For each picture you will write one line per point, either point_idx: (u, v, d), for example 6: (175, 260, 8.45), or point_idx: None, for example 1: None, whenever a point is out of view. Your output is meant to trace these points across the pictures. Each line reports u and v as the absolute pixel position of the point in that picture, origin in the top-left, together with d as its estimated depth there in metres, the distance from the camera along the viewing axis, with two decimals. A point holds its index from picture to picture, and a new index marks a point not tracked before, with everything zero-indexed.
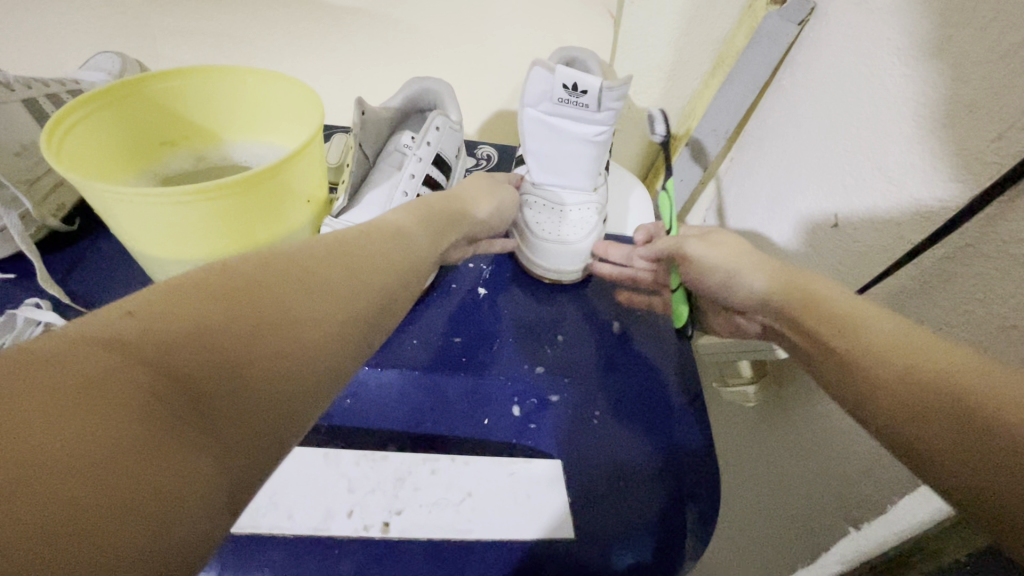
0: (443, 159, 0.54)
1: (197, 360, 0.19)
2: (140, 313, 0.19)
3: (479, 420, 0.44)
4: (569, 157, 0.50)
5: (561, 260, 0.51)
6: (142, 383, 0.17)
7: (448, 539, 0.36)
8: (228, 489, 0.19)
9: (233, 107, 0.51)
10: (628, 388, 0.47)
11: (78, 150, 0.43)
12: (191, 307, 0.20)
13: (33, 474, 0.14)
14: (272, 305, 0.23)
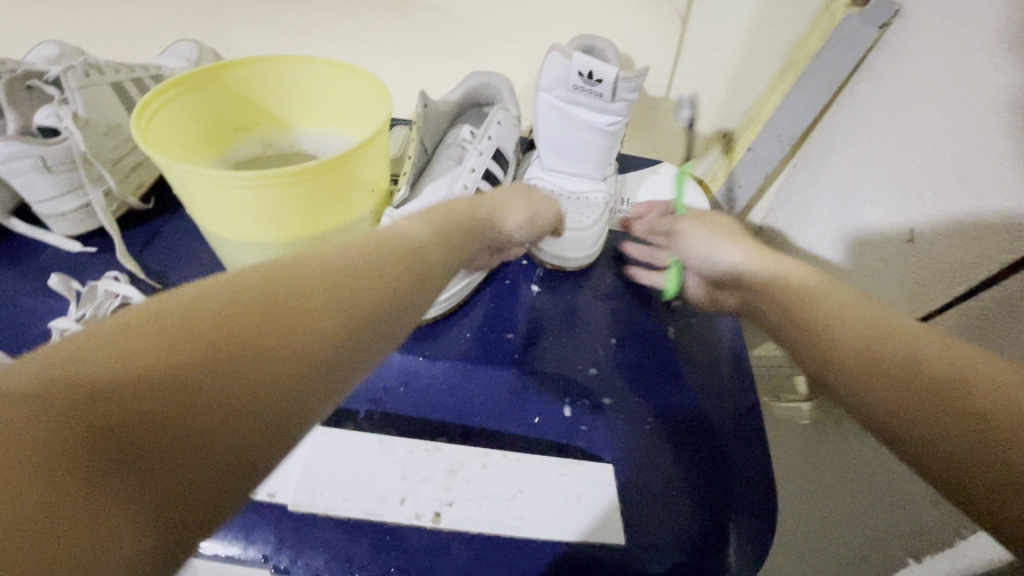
0: (502, 154, 0.54)
1: (130, 405, 0.17)
2: (74, 344, 0.17)
3: (529, 419, 0.43)
4: (580, 144, 0.52)
5: (564, 246, 0.51)
6: (54, 440, 0.15)
7: (499, 534, 0.36)
8: (164, 547, 0.17)
9: (302, 96, 0.52)
10: (684, 397, 0.45)
11: (161, 131, 0.45)
12: (140, 330, 0.18)
13: None
14: (253, 316, 0.20)
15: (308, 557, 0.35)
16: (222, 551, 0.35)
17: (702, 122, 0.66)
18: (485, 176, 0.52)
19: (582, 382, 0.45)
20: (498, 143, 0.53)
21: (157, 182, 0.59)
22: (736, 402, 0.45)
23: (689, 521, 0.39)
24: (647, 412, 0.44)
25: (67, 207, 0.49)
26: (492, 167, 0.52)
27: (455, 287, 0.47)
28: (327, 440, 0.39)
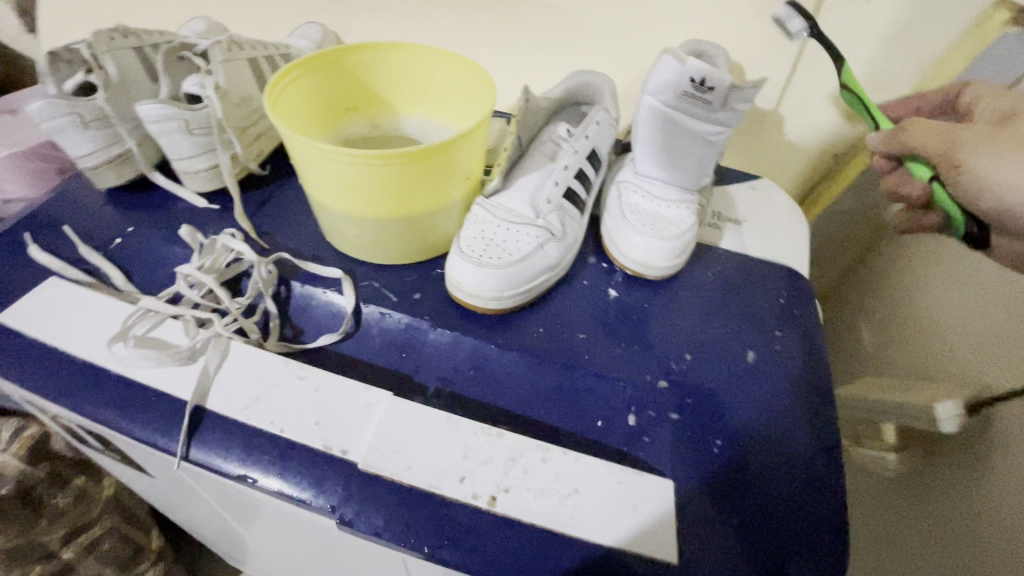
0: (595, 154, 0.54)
1: None
2: None
3: (592, 422, 0.43)
4: (679, 151, 0.51)
5: (648, 252, 0.50)
6: None
7: (551, 528, 0.37)
8: None
9: (412, 83, 0.55)
10: (756, 424, 0.44)
11: (289, 104, 0.49)
12: None
13: None
14: None
15: (369, 515, 0.38)
16: (300, 494, 0.39)
17: (812, 140, 0.63)
18: (576, 175, 0.52)
19: (651, 394, 0.45)
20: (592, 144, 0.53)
21: (273, 152, 0.64)
22: (813, 439, 0.43)
23: (752, 550, 0.37)
24: (715, 433, 0.43)
25: (200, 166, 0.55)
26: (583, 166, 0.53)
27: (532, 282, 0.48)
28: (398, 408, 0.41)
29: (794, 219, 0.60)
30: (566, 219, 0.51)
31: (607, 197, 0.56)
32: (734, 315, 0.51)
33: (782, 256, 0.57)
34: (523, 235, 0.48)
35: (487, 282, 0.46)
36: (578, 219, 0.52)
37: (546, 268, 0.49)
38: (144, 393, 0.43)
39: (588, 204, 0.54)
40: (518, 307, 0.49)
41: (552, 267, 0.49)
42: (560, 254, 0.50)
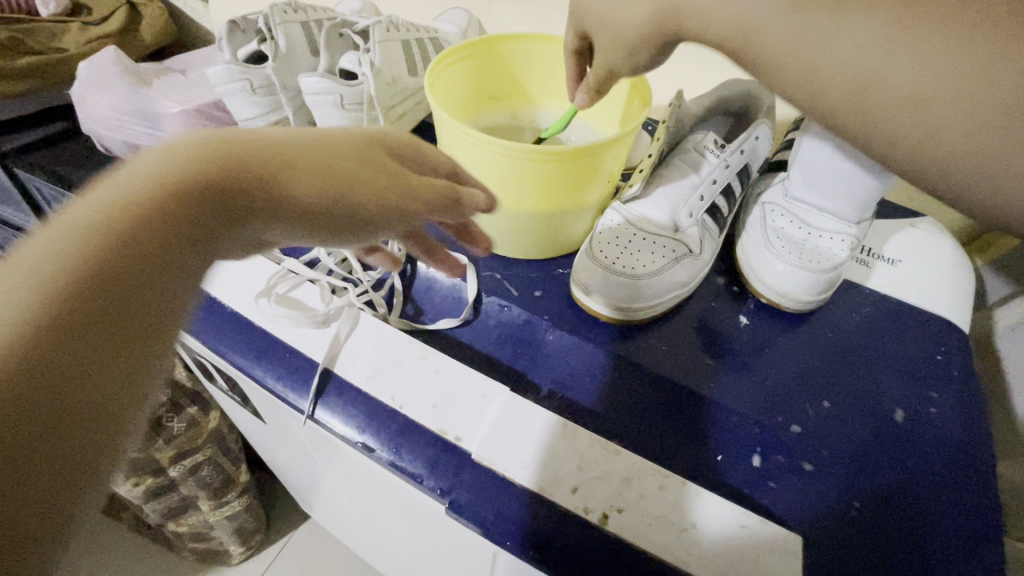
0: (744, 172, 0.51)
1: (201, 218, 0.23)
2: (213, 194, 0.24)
3: (712, 455, 0.40)
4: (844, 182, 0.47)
5: (789, 282, 0.46)
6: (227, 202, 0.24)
7: (662, 560, 0.35)
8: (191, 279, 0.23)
9: (560, 78, 0.55)
10: (902, 492, 0.39)
11: (445, 89, 0.49)
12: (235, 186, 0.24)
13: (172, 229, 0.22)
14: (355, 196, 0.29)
15: (477, 507, 0.38)
16: (411, 471, 0.40)
17: None
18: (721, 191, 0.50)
19: (781, 436, 0.41)
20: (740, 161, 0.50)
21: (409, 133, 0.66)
22: (975, 522, 0.38)
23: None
24: (853, 493, 0.39)
25: None
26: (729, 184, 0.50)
27: (663, 299, 0.46)
28: (516, 405, 0.41)
29: (959, 267, 0.53)
30: (705, 237, 0.49)
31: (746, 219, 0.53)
32: (882, 366, 0.46)
33: (943, 306, 0.51)
34: (660, 248, 0.47)
35: (618, 294, 0.45)
36: (717, 238, 0.49)
37: (679, 287, 0.47)
38: (281, 347, 0.46)
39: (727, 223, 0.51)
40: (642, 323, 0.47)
41: (685, 285, 0.47)
42: (694, 273, 0.47)
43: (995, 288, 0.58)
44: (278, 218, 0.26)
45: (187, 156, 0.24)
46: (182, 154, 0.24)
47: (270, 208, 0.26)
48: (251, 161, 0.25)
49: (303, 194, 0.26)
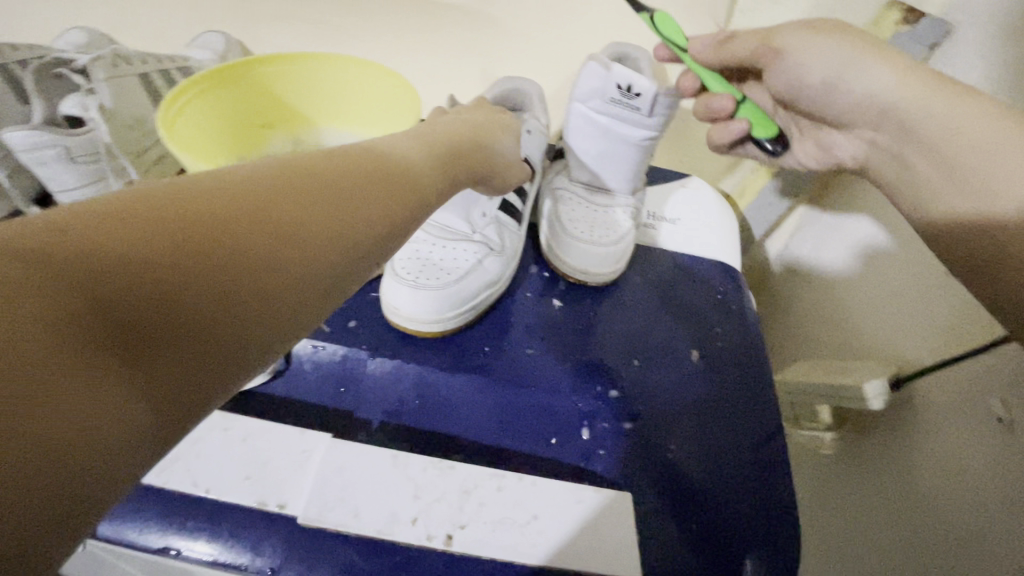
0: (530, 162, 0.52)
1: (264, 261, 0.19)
2: (274, 227, 0.20)
3: (546, 440, 0.42)
4: (613, 155, 0.51)
5: (586, 260, 0.50)
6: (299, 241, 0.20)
7: (511, 561, 0.35)
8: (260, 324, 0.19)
9: (333, 97, 0.52)
10: (705, 423, 0.44)
11: (189, 132, 0.44)
12: (304, 214, 0.21)
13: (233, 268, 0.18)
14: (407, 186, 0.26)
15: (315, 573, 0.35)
16: (231, 561, 0.35)
17: None
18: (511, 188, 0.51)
19: (603, 403, 0.44)
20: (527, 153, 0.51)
21: (179, 175, 0.58)
22: (761, 431, 0.44)
23: (711, 546, 0.38)
24: (670, 439, 0.43)
25: (88, 198, 0.49)
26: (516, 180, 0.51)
27: (474, 297, 0.46)
28: (340, 450, 0.38)
29: (725, 214, 0.61)
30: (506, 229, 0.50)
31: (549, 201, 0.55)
32: (675, 315, 0.52)
33: (716, 252, 0.58)
34: (460, 250, 0.47)
35: (424, 308, 0.44)
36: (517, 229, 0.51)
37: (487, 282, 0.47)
38: None
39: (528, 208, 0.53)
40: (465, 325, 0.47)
41: (495, 279, 0.47)
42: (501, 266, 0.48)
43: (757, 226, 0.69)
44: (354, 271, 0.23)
45: (271, 167, 0.22)
46: (254, 172, 0.21)
47: (335, 286, 0.22)
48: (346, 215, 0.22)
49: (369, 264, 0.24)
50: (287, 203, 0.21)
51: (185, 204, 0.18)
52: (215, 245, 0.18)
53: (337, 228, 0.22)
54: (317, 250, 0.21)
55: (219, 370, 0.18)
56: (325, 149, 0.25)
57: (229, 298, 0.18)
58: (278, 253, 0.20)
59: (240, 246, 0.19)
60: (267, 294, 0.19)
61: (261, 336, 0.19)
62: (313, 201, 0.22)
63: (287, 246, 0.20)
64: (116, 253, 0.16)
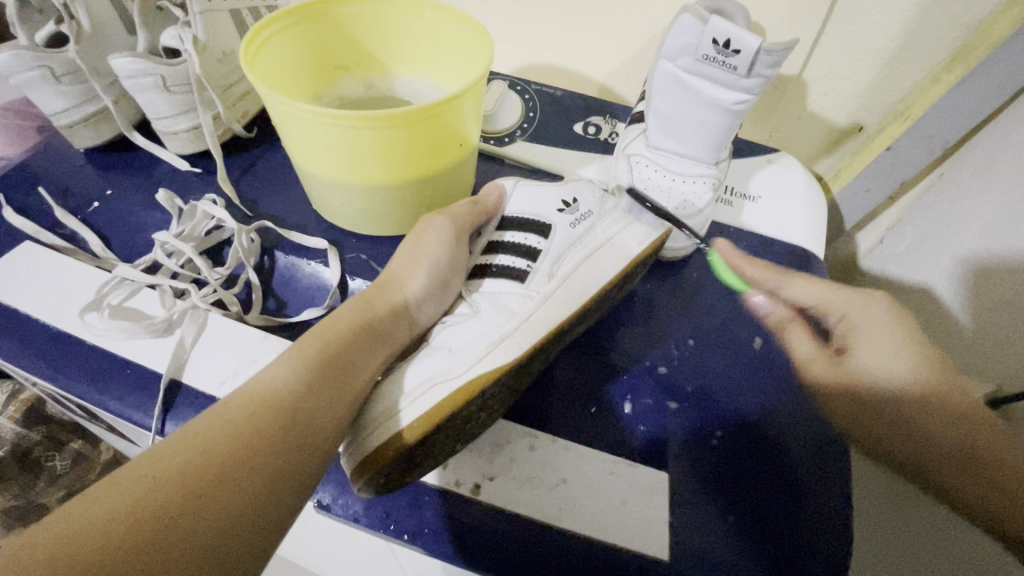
0: (532, 222, 0.43)
1: (286, 436, 0.29)
2: (258, 414, 0.29)
3: (585, 409, 0.41)
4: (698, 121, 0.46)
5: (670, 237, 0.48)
6: (238, 407, 0.30)
7: (535, 519, 0.35)
8: (301, 463, 0.29)
9: (407, 43, 0.51)
10: (760, 415, 0.41)
11: (268, 69, 0.45)
12: (283, 401, 0.30)
13: (249, 447, 0.28)
14: (329, 330, 0.36)
15: (348, 499, 0.37)
16: None
17: (837, 112, 0.61)
18: (508, 248, 0.43)
19: (648, 379, 0.42)
20: (531, 213, 0.43)
21: (261, 113, 0.61)
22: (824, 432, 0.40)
23: (755, 542, 0.35)
24: (718, 427, 0.40)
25: (180, 127, 0.52)
26: (509, 238, 0.43)
27: (421, 403, 0.34)
28: None
29: (813, 197, 0.56)
30: (498, 307, 0.40)
31: (575, 289, 0.40)
32: (739, 298, 0.48)
33: (797, 236, 0.53)
34: (422, 384, 0.35)
35: (369, 404, 0.35)
36: (524, 290, 0.41)
37: (439, 373, 0.35)
38: (119, 363, 0.41)
39: (549, 294, 0.40)
40: (397, 449, 0.31)
41: (452, 369, 0.35)
42: (469, 356, 0.36)
43: (850, 214, 0.63)
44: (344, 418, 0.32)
45: (216, 408, 0.30)
46: (240, 412, 0.29)
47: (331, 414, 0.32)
48: (299, 394, 0.31)
49: (333, 422, 0.32)
50: (209, 435, 0.28)
51: (184, 463, 0.26)
52: (173, 496, 0.25)
53: (288, 409, 0.30)
54: (311, 422, 0.31)
55: (292, 491, 0.28)
56: (237, 390, 0.31)
57: (244, 481, 0.27)
58: (242, 464, 0.27)
59: (268, 454, 0.28)
60: (298, 447, 0.29)
61: (289, 507, 0.28)
62: (223, 412, 0.29)
63: (220, 461, 0.27)
64: (169, 500, 0.24)
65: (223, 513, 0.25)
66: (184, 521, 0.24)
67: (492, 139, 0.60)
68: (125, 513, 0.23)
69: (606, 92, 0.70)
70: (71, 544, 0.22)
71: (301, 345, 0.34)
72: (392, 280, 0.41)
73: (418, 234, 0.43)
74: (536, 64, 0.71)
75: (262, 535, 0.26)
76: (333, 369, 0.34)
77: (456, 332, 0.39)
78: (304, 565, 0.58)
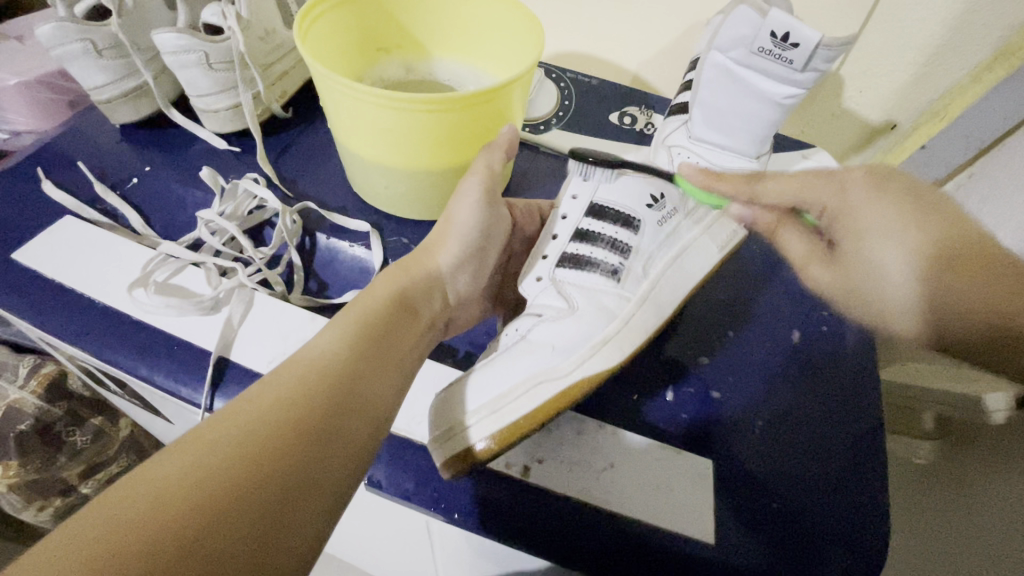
0: (619, 214, 0.42)
1: (336, 408, 0.30)
2: (307, 385, 0.30)
3: (630, 396, 0.42)
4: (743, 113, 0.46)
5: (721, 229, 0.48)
6: (287, 378, 0.30)
7: (587, 501, 0.36)
8: (352, 434, 0.30)
9: (451, 27, 0.51)
10: (799, 403, 0.42)
11: (317, 48, 0.45)
12: (330, 374, 0.31)
13: (303, 419, 0.28)
14: (372, 303, 0.37)
15: (399, 478, 0.38)
16: None
17: (871, 109, 0.61)
18: (588, 238, 0.41)
19: (695, 371, 0.43)
20: (620, 205, 0.42)
21: (297, 93, 0.60)
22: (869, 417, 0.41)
23: (794, 525, 0.36)
24: (759, 416, 0.41)
25: (221, 105, 0.52)
26: (589, 226, 0.41)
27: (520, 407, 0.35)
28: (438, 369, 0.42)
29: None
30: (596, 305, 0.39)
31: (664, 294, 0.42)
32: (778, 291, 0.49)
33: None
34: (529, 388, 0.35)
35: (467, 394, 0.36)
36: (619, 290, 0.41)
37: (544, 372, 0.36)
38: (166, 340, 0.42)
39: (645, 296, 0.41)
40: (500, 447, 0.34)
41: (556, 370, 0.36)
42: (572, 356, 0.37)
43: None
44: (387, 391, 0.33)
45: (265, 380, 0.30)
46: (289, 383, 0.30)
47: (374, 387, 0.32)
48: (343, 367, 0.32)
49: (377, 395, 0.32)
50: (259, 403, 0.28)
51: (241, 433, 0.27)
52: (233, 466, 0.25)
53: (334, 381, 0.31)
54: (358, 394, 0.31)
55: (345, 461, 0.29)
56: (285, 362, 0.31)
57: (302, 451, 0.27)
58: (296, 434, 0.28)
59: (320, 425, 0.29)
60: (347, 419, 0.30)
61: (346, 476, 0.28)
62: (272, 381, 0.30)
63: (276, 432, 0.27)
64: (231, 471, 0.25)
65: (281, 482, 0.26)
66: (246, 491, 0.25)
67: (528, 126, 0.60)
68: (190, 486, 0.24)
69: (638, 82, 0.69)
70: (138, 513, 0.23)
71: (345, 319, 0.35)
72: (429, 253, 0.41)
73: (451, 202, 0.43)
74: (570, 52, 0.70)
75: (314, 497, 0.27)
76: (373, 342, 0.34)
77: (555, 328, 0.38)
78: (336, 541, 0.60)
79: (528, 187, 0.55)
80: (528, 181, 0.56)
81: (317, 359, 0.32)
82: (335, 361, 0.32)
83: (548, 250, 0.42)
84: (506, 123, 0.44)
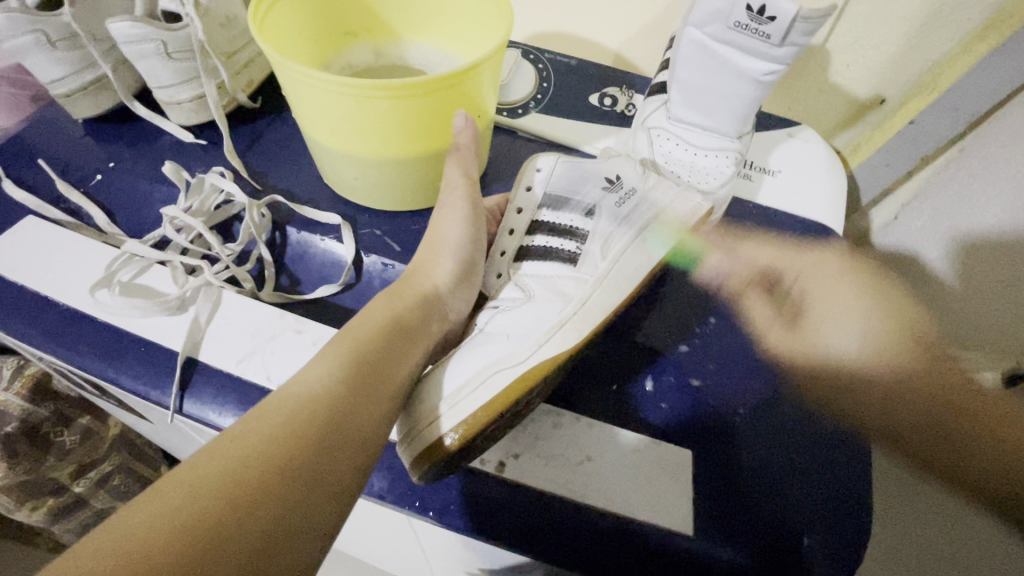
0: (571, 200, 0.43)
1: (326, 437, 0.29)
2: (296, 416, 0.29)
3: (608, 388, 0.41)
4: (723, 92, 0.44)
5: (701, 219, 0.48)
6: (276, 409, 0.29)
7: (563, 495, 0.35)
8: (344, 465, 0.29)
9: (420, 7, 0.49)
10: (783, 388, 0.41)
11: (275, 34, 0.43)
12: (322, 402, 0.30)
13: (292, 452, 0.28)
14: (361, 324, 0.35)
15: (374, 476, 0.37)
16: None
17: (859, 84, 0.59)
18: (546, 228, 0.42)
19: (670, 358, 0.43)
20: (576, 193, 0.42)
21: (266, 81, 0.58)
22: None
23: (777, 514, 0.35)
24: (740, 405, 0.40)
25: (183, 96, 0.50)
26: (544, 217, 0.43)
27: (471, 398, 0.34)
28: None
29: (833, 172, 0.55)
30: (552, 290, 0.39)
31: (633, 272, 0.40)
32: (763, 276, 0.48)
33: (816, 209, 0.52)
34: (478, 379, 0.35)
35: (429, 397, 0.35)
36: (576, 273, 0.40)
37: (501, 360, 0.35)
38: (133, 342, 0.41)
39: (603, 276, 0.39)
40: (465, 440, 0.32)
41: (511, 357, 0.35)
42: (529, 342, 0.36)
43: (865, 190, 0.61)
44: (381, 415, 0.32)
45: (257, 410, 0.29)
46: (281, 414, 0.29)
47: (365, 412, 0.31)
48: (335, 392, 0.31)
49: (370, 420, 0.31)
50: (247, 440, 0.28)
51: (227, 469, 0.26)
52: (219, 503, 0.25)
53: (326, 410, 0.30)
54: (350, 420, 0.30)
55: (337, 492, 0.28)
56: (277, 390, 0.31)
57: (288, 486, 0.26)
58: (284, 468, 0.27)
59: (309, 457, 0.28)
60: (337, 449, 0.29)
61: (337, 507, 0.28)
62: (259, 416, 0.29)
63: (264, 467, 0.27)
64: (216, 509, 0.25)
65: (267, 519, 0.25)
66: (229, 529, 0.24)
67: (506, 110, 0.58)
68: (172, 525, 0.24)
69: (621, 61, 0.67)
70: (123, 553, 0.22)
71: (337, 341, 0.34)
72: (415, 270, 0.41)
73: (436, 217, 0.43)
74: (550, 31, 0.68)
75: (299, 543, 0.26)
76: (366, 364, 0.33)
77: (512, 318, 0.38)
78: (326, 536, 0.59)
79: (506, 173, 0.54)
80: (506, 168, 0.54)
81: (310, 386, 0.31)
82: (326, 386, 0.31)
83: (507, 246, 0.44)
84: (474, 108, 0.42)
